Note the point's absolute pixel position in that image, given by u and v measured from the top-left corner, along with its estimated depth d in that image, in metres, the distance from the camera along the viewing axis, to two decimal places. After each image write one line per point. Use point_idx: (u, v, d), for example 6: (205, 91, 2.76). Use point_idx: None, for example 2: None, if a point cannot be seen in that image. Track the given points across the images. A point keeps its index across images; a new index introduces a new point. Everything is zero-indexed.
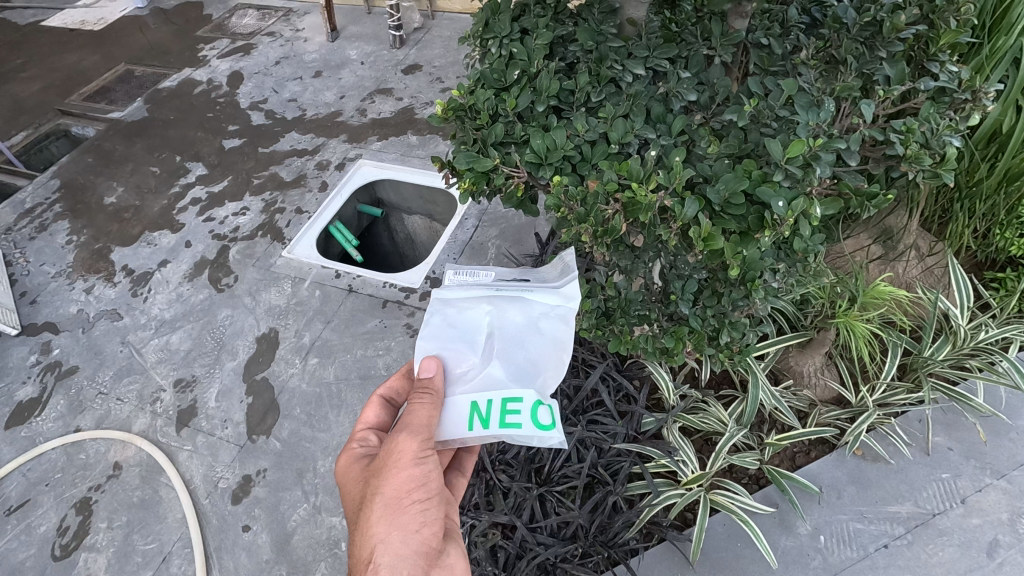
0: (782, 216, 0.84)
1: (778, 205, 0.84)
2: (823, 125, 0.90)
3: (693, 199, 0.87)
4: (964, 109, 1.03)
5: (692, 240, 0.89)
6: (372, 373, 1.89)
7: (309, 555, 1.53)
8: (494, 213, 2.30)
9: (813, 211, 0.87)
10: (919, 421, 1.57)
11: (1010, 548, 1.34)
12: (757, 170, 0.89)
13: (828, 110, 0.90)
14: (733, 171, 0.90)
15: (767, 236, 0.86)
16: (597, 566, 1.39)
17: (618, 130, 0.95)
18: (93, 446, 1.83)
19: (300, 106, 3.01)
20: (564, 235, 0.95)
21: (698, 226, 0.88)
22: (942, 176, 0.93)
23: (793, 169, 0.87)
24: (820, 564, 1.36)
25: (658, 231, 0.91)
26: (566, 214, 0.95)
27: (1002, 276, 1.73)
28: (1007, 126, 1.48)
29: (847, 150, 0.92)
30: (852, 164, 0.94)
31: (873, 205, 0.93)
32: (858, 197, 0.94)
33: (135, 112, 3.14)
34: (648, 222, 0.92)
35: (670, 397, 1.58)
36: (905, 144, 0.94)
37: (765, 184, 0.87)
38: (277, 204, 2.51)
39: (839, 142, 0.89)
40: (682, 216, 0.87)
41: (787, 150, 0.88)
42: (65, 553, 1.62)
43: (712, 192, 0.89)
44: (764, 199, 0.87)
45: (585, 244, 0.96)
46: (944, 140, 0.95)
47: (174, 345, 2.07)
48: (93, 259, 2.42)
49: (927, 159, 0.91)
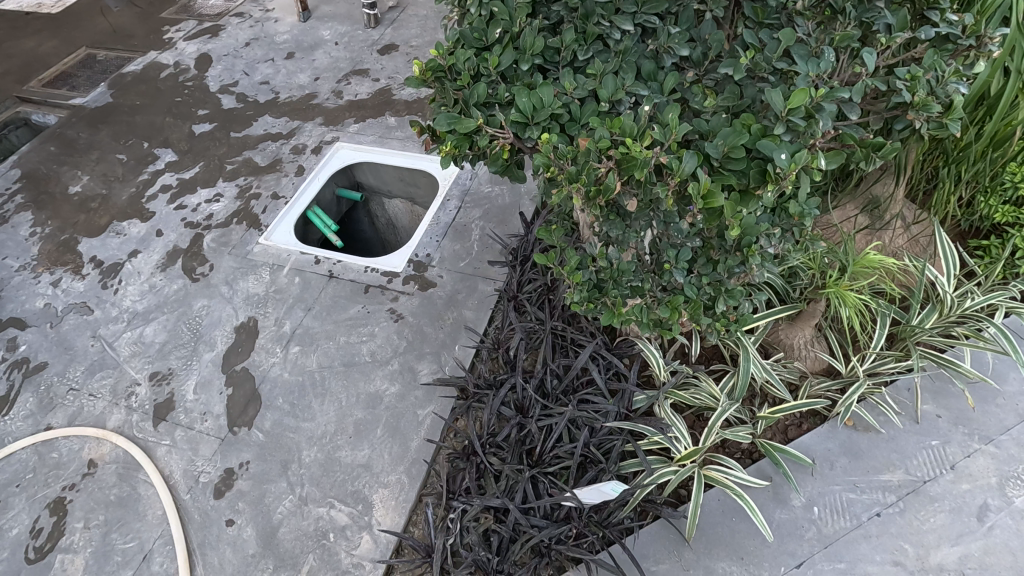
0: (785, 170, 0.83)
1: (781, 157, 0.82)
2: (824, 75, 0.87)
3: (692, 153, 0.83)
4: (968, 57, 1.00)
5: (691, 197, 0.87)
6: (356, 359, 1.84)
7: (296, 547, 1.48)
8: (478, 194, 2.26)
9: (817, 164, 0.84)
10: (908, 389, 1.57)
11: (999, 512, 1.35)
12: (757, 123, 0.86)
13: (828, 60, 0.86)
14: (732, 126, 0.87)
15: (770, 191, 0.85)
16: (593, 546, 1.37)
17: (609, 87, 0.92)
18: (66, 444, 1.76)
19: (273, 88, 2.91)
20: (557, 197, 0.91)
21: (696, 183, 0.86)
22: (948, 127, 0.92)
23: (795, 120, 0.83)
24: (814, 536, 1.35)
25: (654, 189, 0.88)
26: (556, 173, 0.92)
27: (986, 243, 1.73)
28: (995, 87, 1.44)
29: (849, 102, 0.89)
30: (854, 118, 0.90)
31: (879, 156, 0.93)
32: (863, 148, 0.94)
33: (98, 98, 3.00)
34: (644, 181, 0.89)
35: (660, 373, 1.54)
36: (913, 91, 0.91)
37: (767, 138, 0.85)
38: (252, 189, 2.43)
39: (842, 92, 0.85)
40: (680, 172, 0.84)
41: (789, 100, 0.84)
42: (39, 555, 1.55)
43: (710, 147, 0.86)
44: (766, 153, 0.84)
45: (578, 207, 0.94)
46: (951, 87, 0.92)
47: (148, 337, 2.00)
48: (59, 252, 2.31)
49: (935, 106, 0.89)
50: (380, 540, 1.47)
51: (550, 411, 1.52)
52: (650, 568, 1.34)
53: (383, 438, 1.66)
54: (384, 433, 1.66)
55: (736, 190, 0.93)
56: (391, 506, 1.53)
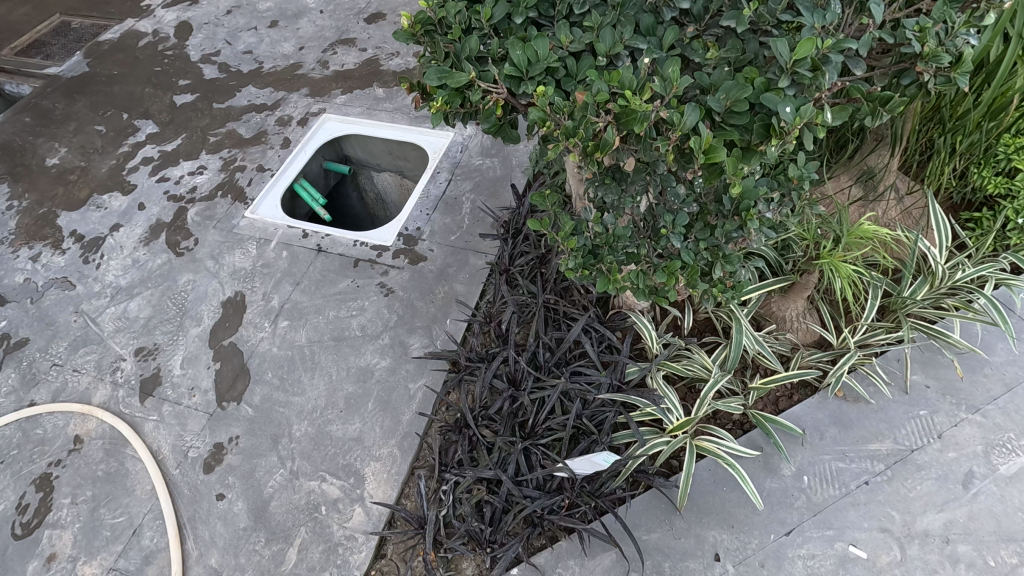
0: (790, 123, 0.81)
1: (786, 110, 0.80)
2: (828, 27, 0.84)
3: (694, 106, 0.81)
4: (978, 9, 0.96)
5: (692, 152, 0.85)
6: (346, 334, 1.82)
7: (288, 520, 1.48)
8: (468, 166, 2.22)
9: (822, 120, 0.83)
10: (898, 359, 1.57)
11: (984, 479, 1.37)
12: (760, 76, 0.84)
13: (834, 12, 0.83)
14: (734, 79, 0.84)
15: (774, 145, 0.84)
16: (585, 516, 1.37)
17: (606, 40, 0.88)
18: (51, 420, 1.73)
19: (257, 58, 2.82)
20: (554, 153, 0.90)
21: (698, 137, 0.84)
22: (957, 80, 0.90)
23: (802, 72, 0.81)
24: (803, 504, 1.37)
25: (654, 144, 0.87)
26: (552, 128, 0.89)
27: (978, 215, 1.72)
28: (995, 54, 1.41)
29: (855, 56, 0.87)
30: (860, 72, 0.88)
31: (888, 110, 0.91)
32: (871, 102, 0.92)
33: (73, 66, 2.89)
34: (644, 135, 0.87)
35: (653, 346, 1.55)
36: (923, 41, 0.89)
37: (770, 92, 0.83)
38: (236, 162, 2.37)
39: (851, 42, 0.82)
40: (681, 125, 0.82)
41: (795, 51, 0.81)
42: (27, 531, 1.54)
43: (713, 100, 0.84)
44: (770, 107, 0.82)
45: (576, 162, 0.93)
46: (962, 38, 0.89)
47: (133, 313, 1.96)
48: (37, 226, 2.25)
49: (947, 56, 0.87)
50: (373, 513, 1.47)
51: (542, 383, 1.52)
52: (641, 537, 1.36)
53: (374, 411, 1.64)
54: (375, 407, 1.65)
55: (738, 147, 0.91)
56: (382, 479, 1.52)
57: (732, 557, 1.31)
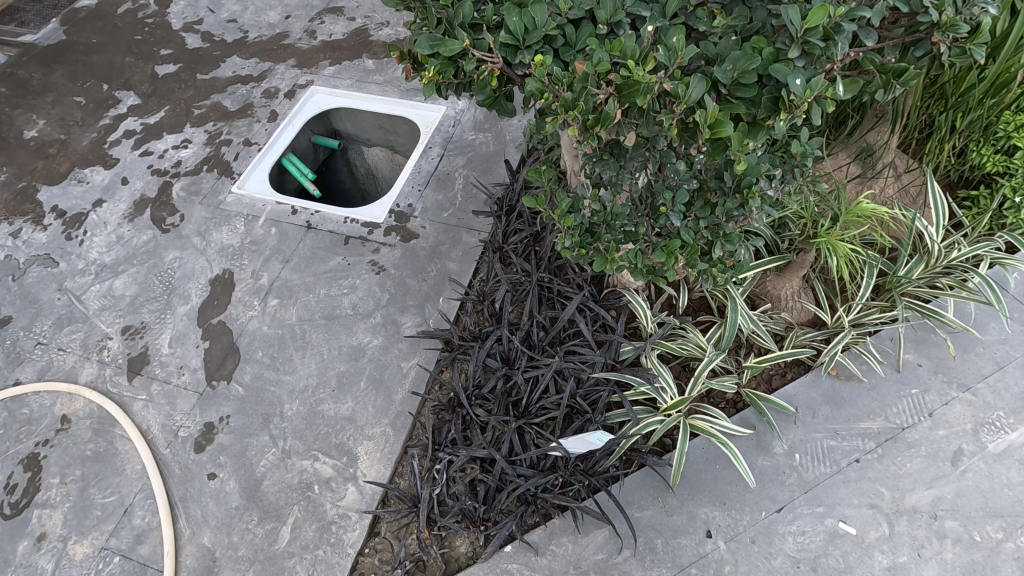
0: (800, 96, 0.78)
1: (796, 83, 0.78)
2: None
3: (699, 78, 0.79)
4: None
5: (697, 126, 0.82)
6: (337, 312, 1.79)
7: (281, 499, 1.47)
8: (461, 141, 2.17)
9: (832, 93, 0.80)
10: (891, 338, 1.57)
11: (972, 456, 1.38)
12: (768, 46, 0.81)
13: None
14: (742, 49, 0.81)
15: (783, 119, 0.81)
16: (578, 494, 1.38)
17: (607, 7, 0.84)
18: (36, 400, 1.70)
19: (241, 27, 2.73)
20: (551, 125, 0.88)
21: (703, 110, 0.81)
22: (971, 52, 0.88)
23: (813, 41, 0.78)
24: (794, 482, 1.38)
25: (656, 118, 0.84)
26: (550, 100, 0.86)
27: (975, 194, 1.71)
28: (1000, 28, 1.37)
29: (866, 27, 0.84)
30: (871, 44, 0.85)
31: (901, 82, 0.88)
32: (882, 74, 0.90)
33: (49, 34, 2.78)
34: (646, 108, 0.84)
35: (648, 325, 1.54)
36: (939, 9, 0.86)
37: (779, 62, 0.80)
38: (222, 135, 2.30)
39: (863, 10, 0.79)
40: (686, 98, 0.79)
41: (806, 20, 0.78)
42: (16, 511, 1.52)
43: (719, 72, 0.81)
44: (779, 79, 0.80)
45: (574, 136, 0.90)
46: (979, 7, 0.86)
47: (118, 291, 1.92)
48: (17, 201, 2.18)
49: (964, 26, 0.84)
50: (366, 491, 1.47)
51: (537, 362, 1.50)
52: (634, 514, 1.36)
53: (367, 390, 1.63)
54: (367, 386, 1.64)
55: (743, 121, 0.88)
56: (376, 457, 1.52)
57: (723, 533, 1.32)
